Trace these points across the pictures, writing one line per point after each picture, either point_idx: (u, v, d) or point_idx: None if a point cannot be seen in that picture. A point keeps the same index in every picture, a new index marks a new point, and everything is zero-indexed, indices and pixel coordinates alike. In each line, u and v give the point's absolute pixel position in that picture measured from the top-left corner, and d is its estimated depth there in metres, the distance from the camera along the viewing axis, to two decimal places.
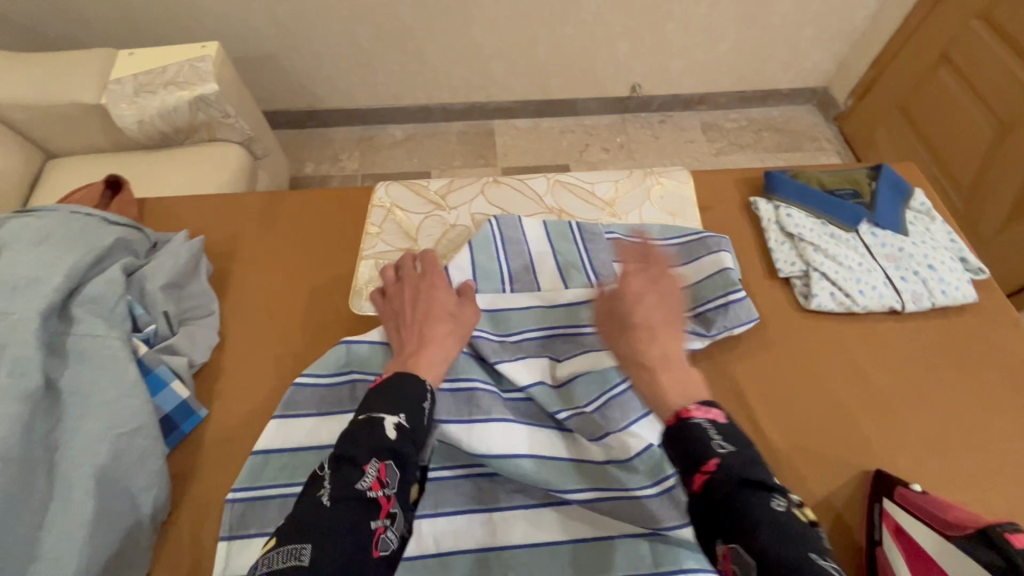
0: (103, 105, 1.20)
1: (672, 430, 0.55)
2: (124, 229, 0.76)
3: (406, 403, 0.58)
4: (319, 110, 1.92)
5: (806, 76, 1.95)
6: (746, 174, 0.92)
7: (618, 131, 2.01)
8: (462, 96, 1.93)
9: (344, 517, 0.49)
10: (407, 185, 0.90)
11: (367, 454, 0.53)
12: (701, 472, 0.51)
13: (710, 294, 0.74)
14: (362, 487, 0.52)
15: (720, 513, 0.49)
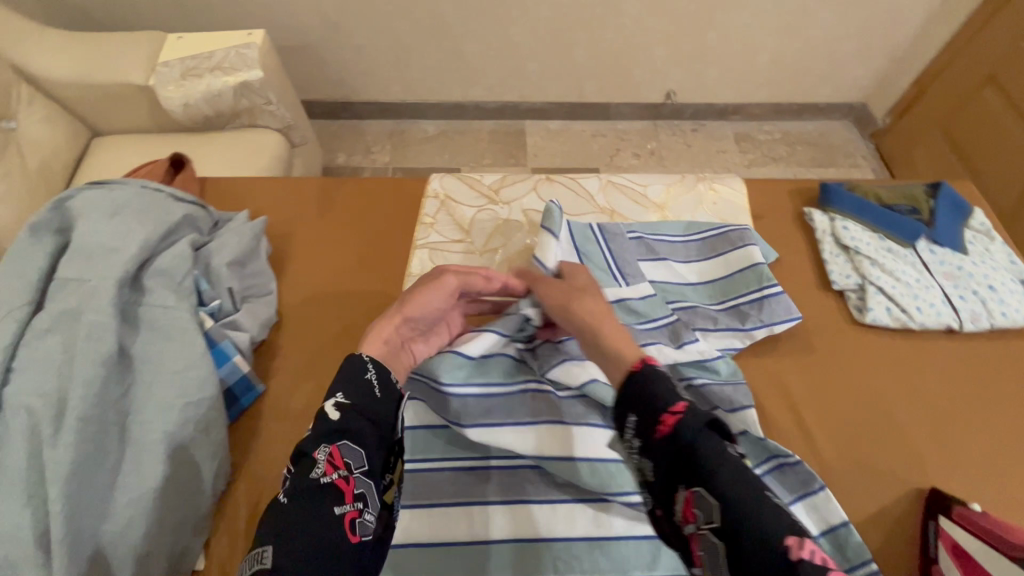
0: (150, 86, 1.21)
1: (637, 377, 0.51)
2: (191, 206, 0.78)
3: (349, 382, 0.58)
4: (353, 102, 1.95)
5: (845, 91, 1.93)
6: (799, 185, 0.92)
7: (650, 137, 2.01)
8: (496, 95, 1.94)
9: (307, 505, 0.49)
10: (460, 178, 0.91)
11: (313, 442, 0.53)
12: (663, 418, 0.47)
13: (744, 289, 0.77)
14: (315, 474, 0.51)
15: (679, 456, 0.45)
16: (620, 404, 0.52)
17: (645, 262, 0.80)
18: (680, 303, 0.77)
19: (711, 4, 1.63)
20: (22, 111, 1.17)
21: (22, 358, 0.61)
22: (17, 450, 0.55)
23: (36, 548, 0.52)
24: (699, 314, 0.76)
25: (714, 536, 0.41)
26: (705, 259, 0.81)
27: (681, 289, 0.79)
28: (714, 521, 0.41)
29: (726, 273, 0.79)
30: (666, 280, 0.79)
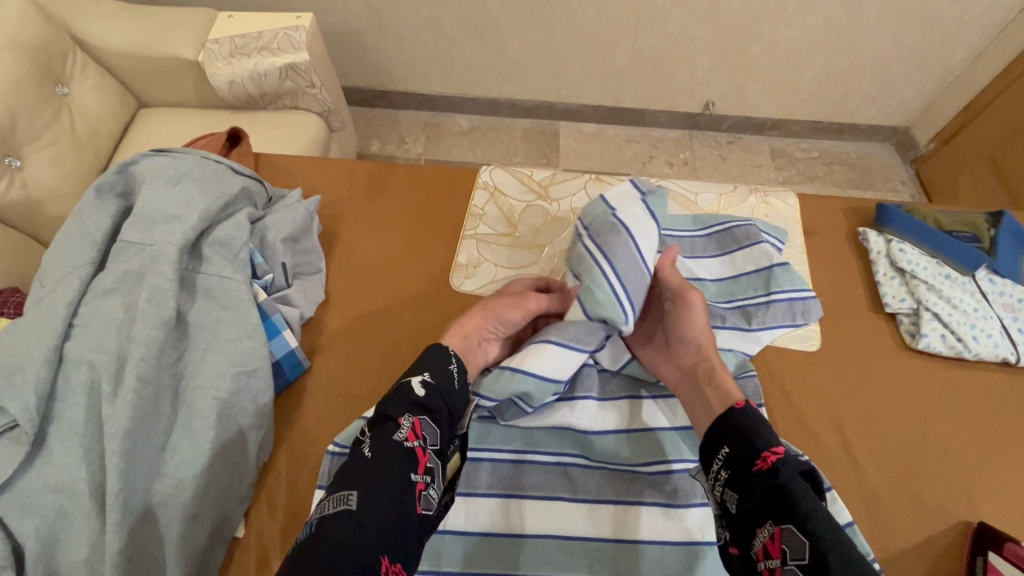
0: (200, 62, 1.23)
1: (737, 414, 0.57)
2: (248, 180, 0.79)
3: (436, 364, 0.61)
4: (391, 92, 1.97)
5: (889, 113, 1.89)
6: (853, 204, 0.90)
7: (684, 146, 1.99)
8: (533, 94, 1.94)
9: (386, 467, 0.51)
10: (511, 171, 0.91)
11: (400, 408, 0.55)
12: (762, 455, 0.52)
13: (744, 293, 0.78)
14: (398, 438, 0.53)
15: (773, 493, 0.50)
16: (714, 435, 0.58)
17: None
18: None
19: (760, 17, 1.60)
20: (76, 78, 1.18)
21: (84, 316, 0.62)
22: (77, 404, 0.56)
23: (90, 501, 0.53)
24: (707, 311, 0.76)
25: (798, 571, 0.46)
26: (713, 256, 0.82)
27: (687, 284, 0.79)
28: (802, 557, 0.46)
29: (732, 273, 0.80)
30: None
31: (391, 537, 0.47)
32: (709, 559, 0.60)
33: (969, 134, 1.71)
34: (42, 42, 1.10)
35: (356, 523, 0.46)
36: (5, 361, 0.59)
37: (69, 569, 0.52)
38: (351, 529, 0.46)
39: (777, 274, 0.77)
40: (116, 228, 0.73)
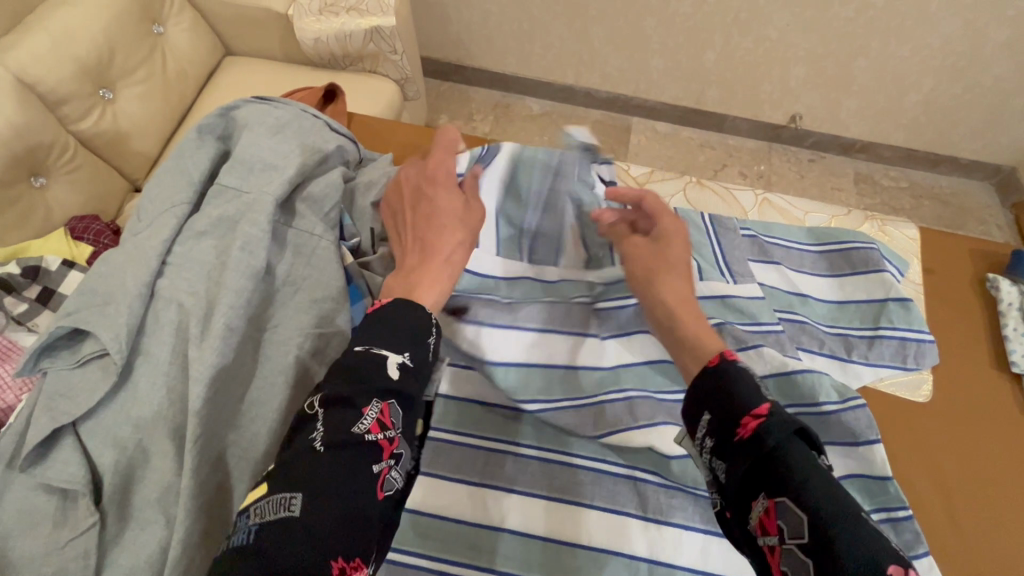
0: (289, 16, 1.23)
1: (716, 374, 0.48)
2: (343, 139, 0.77)
3: (406, 339, 0.51)
4: (466, 66, 1.94)
5: (997, 149, 1.72)
6: (981, 246, 0.81)
7: (761, 158, 1.88)
8: (609, 85, 1.87)
9: (343, 461, 0.43)
10: (607, 165, 0.87)
11: (364, 396, 0.46)
12: (742, 419, 0.45)
13: (850, 323, 0.72)
14: (361, 433, 0.45)
15: (762, 463, 0.42)
16: (694, 398, 0.49)
17: (755, 263, 0.75)
18: (787, 313, 0.71)
19: (874, 28, 1.47)
20: (172, 18, 1.19)
21: (177, 254, 0.62)
22: (163, 343, 0.56)
23: (168, 441, 0.52)
24: (806, 332, 0.70)
25: (798, 553, 0.39)
26: (822, 276, 0.76)
27: (789, 298, 0.73)
28: (801, 536, 0.39)
29: (841, 298, 0.74)
30: (774, 285, 0.74)
31: (347, 535, 0.41)
32: None
33: None
34: None
35: (305, 532, 0.40)
36: (101, 289, 0.59)
37: (137, 508, 0.51)
38: (308, 532, 0.40)
39: (892, 310, 0.70)
40: (214, 170, 0.73)
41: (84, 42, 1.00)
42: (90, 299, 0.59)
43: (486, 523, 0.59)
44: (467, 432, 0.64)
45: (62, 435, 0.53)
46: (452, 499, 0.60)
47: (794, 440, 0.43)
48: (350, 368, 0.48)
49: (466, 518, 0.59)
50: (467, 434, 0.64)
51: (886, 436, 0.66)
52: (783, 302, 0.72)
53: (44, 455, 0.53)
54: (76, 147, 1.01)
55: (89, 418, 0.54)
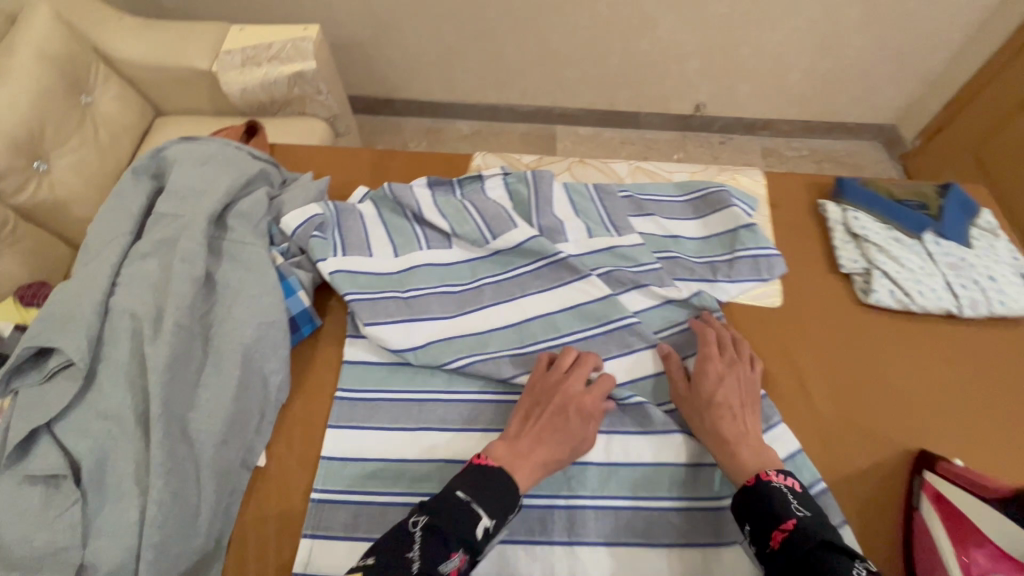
0: (214, 72, 1.34)
1: (750, 490, 0.60)
2: (265, 163, 0.89)
3: (498, 504, 0.57)
4: (395, 99, 2.08)
5: (876, 112, 1.97)
6: (816, 180, 0.98)
7: (677, 147, 2.09)
8: (530, 100, 2.04)
9: None
10: (501, 157, 1.01)
11: (456, 543, 0.53)
12: (772, 532, 0.56)
13: (713, 253, 0.87)
14: (443, 573, 0.52)
15: (794, 565, 0.53)
16: (737, 511, 0.61)
17: (634, 218, 0.90)
18: (662, 252, 0.86)
19: (746, 21, 1.69)
20: (98, 88, 1.28)
21: (125, 275, 0.72)
22: (121, 347, 0.65)
23: (134, 424, 0.61)
24: (679, 265, 0.85)
25: None
26: (689, 220, 0.91)
27: (663, 241, 0.87)
28: None
29: (705, 234, 0.89)
30: (650, 233, 0.88)
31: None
32: (672, 478, 0.68)
33: (954, 130, 1.80)
34: (70, 54, 1.21)
35: None
36: (59, 313, 0.68)
37: (112, 485, 0.59)
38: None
39: (742, 235, 0.86)
40: (150, 205, 0.82)
41: (14, 118, 1.08)
42: (49, 322, 0.67)
43: (422, 457, 0.68)
44: (399, 388, 0.73)
45: (39, 436, 0.62)
46: (392, 442, 0.69)
47: (820, 547, 0.53)
48: (448, 509, 0.55)
49: (403, 456, 0.68)
50: (397, 390, 0.73)
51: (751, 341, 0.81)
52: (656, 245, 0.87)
53: (24, 456, 0.61)
54: (13, 222, 1.09)
55: (61, 419, 0.62)
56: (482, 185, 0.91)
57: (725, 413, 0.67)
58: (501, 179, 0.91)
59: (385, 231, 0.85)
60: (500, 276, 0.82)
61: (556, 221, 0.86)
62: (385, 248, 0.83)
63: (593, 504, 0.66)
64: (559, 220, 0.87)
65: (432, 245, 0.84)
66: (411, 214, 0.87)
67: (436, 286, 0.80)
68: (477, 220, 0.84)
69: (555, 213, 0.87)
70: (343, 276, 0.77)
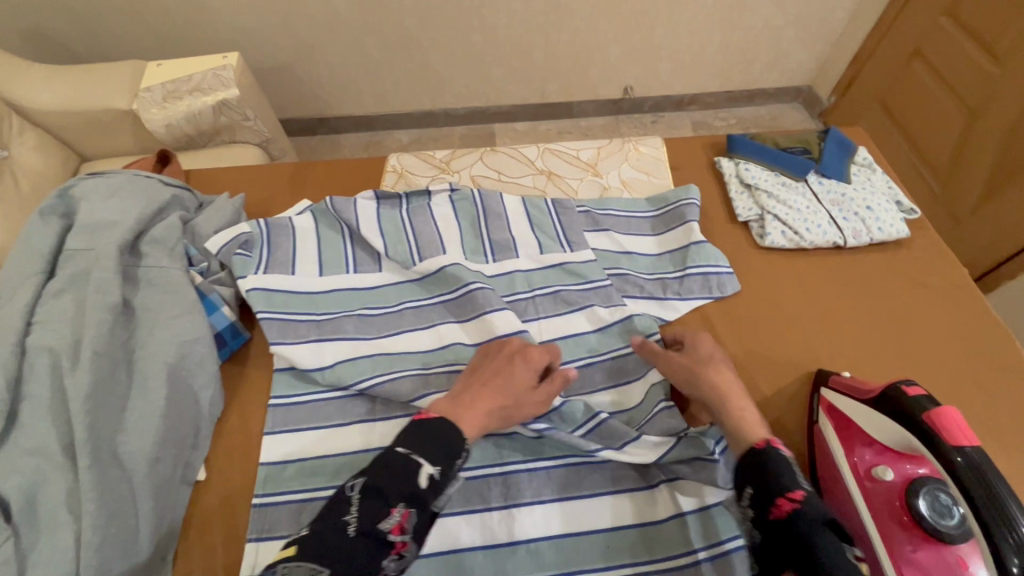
0: (134, 110, 1.35)
1: (758, 458, 0.59)
2: (178, 189, 0.90)
3: (444, 455, 0.60)
4: (330, 117, 2.09)
5: (790, 75, 2.08)
6: (712, 140, 1.05)
7: (611, 131, 2.16)
8: (464, 102, 2.08)
9: (362, 551, 0.54)
10: (416, 155, 1.05)
11: (397, 498, 0.56)
12: (779, 500, 0.55)
13: (637, 229, 0.93)
14: (383, 527, 0.55)
15: (792, 536, 0.52)
16: (742, 474, 0.60)
17: (589, 232, 0.92)
18: (602, 246, 0.90)
19: (657, 4, 1.75)
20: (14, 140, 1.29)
21: (41, 313, 0.72)
22: (42, 383, 0.66)
23: (62, 454, 0.62)
24: (629, 281, 0.86)
25: None
26: (623, 211, 0.94)
27: (617, 256, 0.89)
28: None
29: (632, 212, 0.95)
30: (605, 248, 0.90)
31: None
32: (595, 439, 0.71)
33: (862, 82, 1.92)
34: None
35: None
36: None
37: (46, 516, 0.60)
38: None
39: (666, 216, 0.93)
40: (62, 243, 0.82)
41: None
42: None
43: (361, 448, 0.71)
44: (328, 389, 0.75)
45: None
46: (328, 440, 0.71)
47: (823, 525, 0.52)
48: (389, 465, 0.58)
49: (342, 450, 0.70)
50: (324, 392, 0.75)
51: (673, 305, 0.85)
52: (605, 256, 0.89)
53: None
54: None
55: None
56: (429, 201, 0.95)
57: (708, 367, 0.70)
58: (447, 196, 0.95)
59: (317, 245, 0.87)
60: (422, 302, 0.84)
61: (508, 237, 0.90)
62: (310, 264, 0.85)
63: (525, 467, 0.70)
64: (512, 236, 0.90)
65: (359, 268, 0.87)
66: (348, 228, 0.89)
67: (351, 309, 0.82)
68: (411, 243, 0.88)
69: (511, 230, 0.91)
70: (260, 294, 0.78)
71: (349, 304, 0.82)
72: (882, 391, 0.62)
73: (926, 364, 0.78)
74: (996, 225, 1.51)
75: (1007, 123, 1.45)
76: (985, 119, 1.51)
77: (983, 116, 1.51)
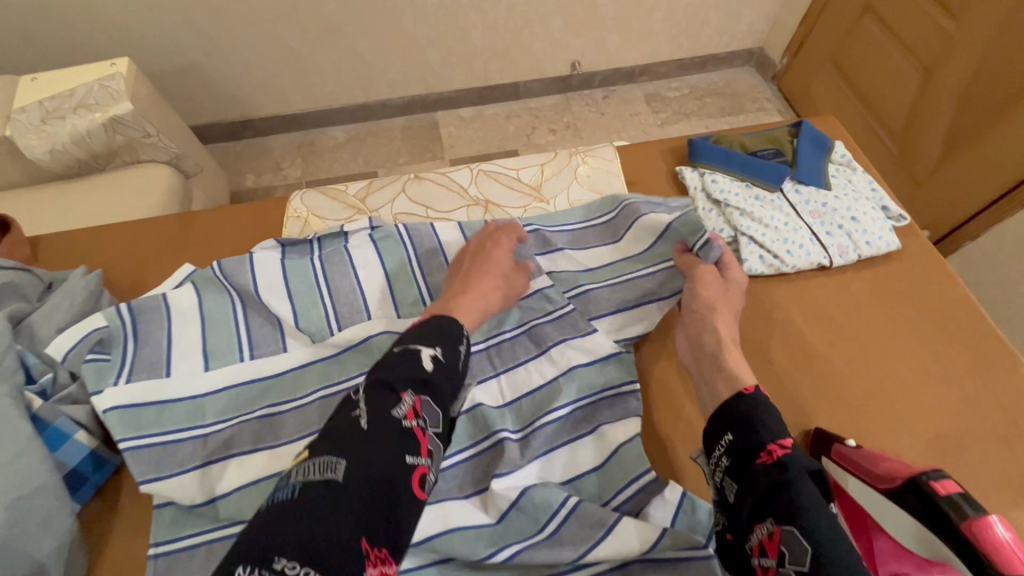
0: (9, 137, 1.12)
1: (743, 403, 0.56)
2: (11, 272, 0.70)
3: (442, 341, 0.59)
4: (252, 119, 1.78)
5: (741, 38, 1.90)
6: (671, 145, 0.91)
7: (563, 110, 1.93)
8: (401, 90, 1.81)
9: (379, 442, 0.48)
10: (322, 192, 0.87)
11: (403, 383, 0.53)
12: (769, 446, 0.52)
13: (594, 241, 0.79)
14: (398, 415, 0.51)
15: (775, 486, 0.49)
16: (717, 424, 0.57)
17: (542, 257, 0.77)
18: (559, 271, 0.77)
19: None
20: None
21: None
22: None
23: None
24: (594, 304, 0.73)
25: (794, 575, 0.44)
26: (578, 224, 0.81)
27: (574, 276, 0.76)
28: (803, 563, 0.43)
29: (585, 220, 0.81)
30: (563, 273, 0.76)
31: (370, 515, 0.44)
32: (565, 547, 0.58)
33: (812, 43, 1.77)
34: None
35: (337, 501, 0.43)
36: None
37: None
38: (340, 497, 0.43)
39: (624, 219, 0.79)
40: None
41: None
42: None
43: None
44: (224, 524, 0.59)
45: None
46: None
47: (808, 479, 0.50)
48: (386, 361, 0.56)
49: None
50: (213, 531, 0.59)
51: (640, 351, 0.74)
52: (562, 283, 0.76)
53: None
54: None
55: None
56: (346, 243, 0.78)
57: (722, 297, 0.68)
58: (366, 235, 0.78)
59: (201, 329, 0.69)
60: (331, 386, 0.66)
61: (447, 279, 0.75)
62: (190, 358, 0.67)
63: None
64: None
65: (257, 352, 0.69)
66: (242, 299, 0.72)
67: (247, 412, 0.65)
68: (327, 305, 0.72)
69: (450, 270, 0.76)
70: (117, 417, 0.60)
71: (240, 405, 0.65)
72: (904, 482, 0.51)
73: (936, 401, 0.68)
74: (957, 183, 1.38)
75: (960, 84, 1.33)
76: (940, 76, 1.38)
77: (936, 76, 1.39)
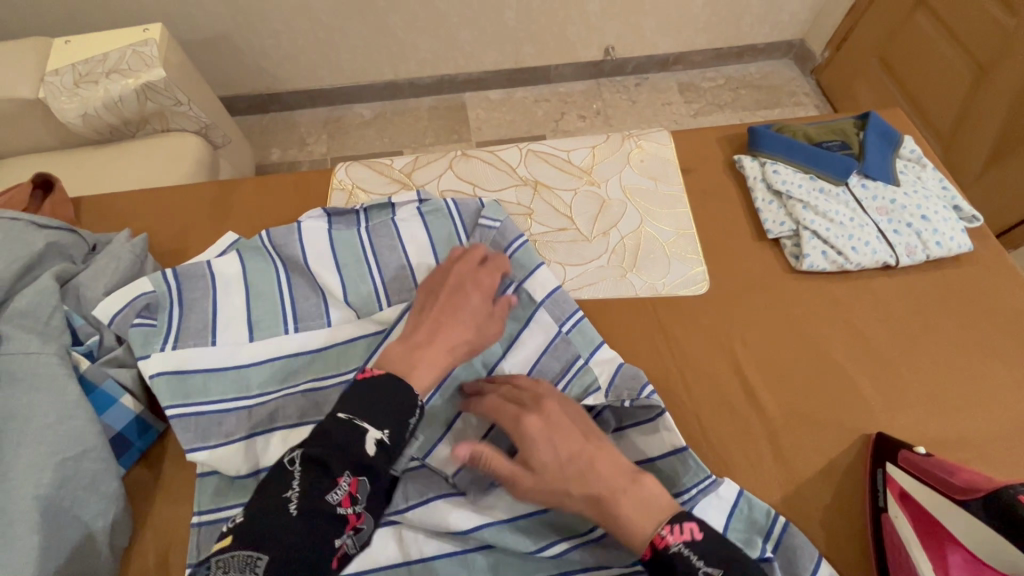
0: (42, 99, 1.12)
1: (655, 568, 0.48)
2: (58, 232, 0.69)
3: (396, 419, 0.53)
4: (281, 92, 1.75)
5: (782, 29, 1.82)
6: (728, 133, 0.88)
7: (594, 97, 1.87)
8: (431, 69, 1.77)
9: (310, 530, 0.47)
10: (367, 165, 0.85)
11: (343, 466, 0.50)
12: None
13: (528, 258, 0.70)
14: (332, 500, 0.49)
15: None
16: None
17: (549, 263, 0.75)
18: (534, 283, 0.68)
19: None
20: None
21: None
22: None
23: None
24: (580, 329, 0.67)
25: None
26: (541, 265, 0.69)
27: (621, 271, 0.75)
28: None
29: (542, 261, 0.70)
30: (603, 265, 0.76)
31: None
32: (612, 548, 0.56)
33: (855, 40, 1.68)
34: None
35: None
36: None
37: None
38: None
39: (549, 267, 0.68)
40: None
41: None
42: None
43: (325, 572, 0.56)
44: None
45: None
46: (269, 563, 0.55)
47: None
48: (327, 433, 0.51)
49: None
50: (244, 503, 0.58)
51: (694, 341, 0.70)
52: (527, 303, 0.66)
53: None
54: None
55: None
56: (393, 214, 0.75)
57: (572, 447, 0.53)
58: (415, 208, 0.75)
59: (245, 300, 0.67)
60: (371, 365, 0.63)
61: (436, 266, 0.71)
62: (237, 327, 0.65)
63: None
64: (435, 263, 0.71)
65: (301, 325, 0.67)
66: (288, 266, 0.70)
67: (292, 384, 0.63)
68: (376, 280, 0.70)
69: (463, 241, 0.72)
70: (165, 382, 0.60)
71: (284, 377, 0.64)
72: (987, 494, 0.51)
73: (1006, 412, 0.64)
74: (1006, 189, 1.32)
75: (1016, 86, 1.27)
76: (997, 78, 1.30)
77: (987, 78, 1.33)
